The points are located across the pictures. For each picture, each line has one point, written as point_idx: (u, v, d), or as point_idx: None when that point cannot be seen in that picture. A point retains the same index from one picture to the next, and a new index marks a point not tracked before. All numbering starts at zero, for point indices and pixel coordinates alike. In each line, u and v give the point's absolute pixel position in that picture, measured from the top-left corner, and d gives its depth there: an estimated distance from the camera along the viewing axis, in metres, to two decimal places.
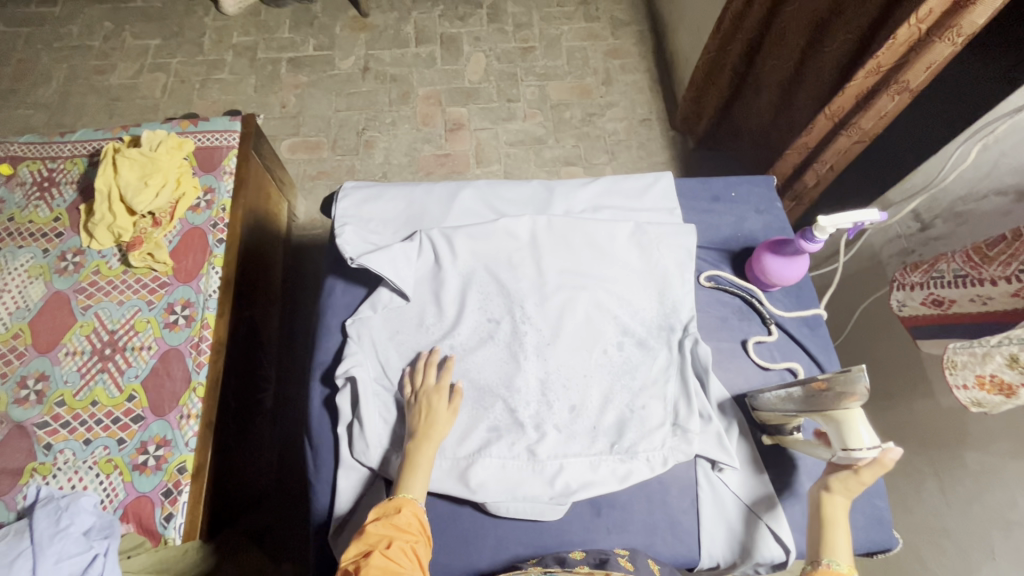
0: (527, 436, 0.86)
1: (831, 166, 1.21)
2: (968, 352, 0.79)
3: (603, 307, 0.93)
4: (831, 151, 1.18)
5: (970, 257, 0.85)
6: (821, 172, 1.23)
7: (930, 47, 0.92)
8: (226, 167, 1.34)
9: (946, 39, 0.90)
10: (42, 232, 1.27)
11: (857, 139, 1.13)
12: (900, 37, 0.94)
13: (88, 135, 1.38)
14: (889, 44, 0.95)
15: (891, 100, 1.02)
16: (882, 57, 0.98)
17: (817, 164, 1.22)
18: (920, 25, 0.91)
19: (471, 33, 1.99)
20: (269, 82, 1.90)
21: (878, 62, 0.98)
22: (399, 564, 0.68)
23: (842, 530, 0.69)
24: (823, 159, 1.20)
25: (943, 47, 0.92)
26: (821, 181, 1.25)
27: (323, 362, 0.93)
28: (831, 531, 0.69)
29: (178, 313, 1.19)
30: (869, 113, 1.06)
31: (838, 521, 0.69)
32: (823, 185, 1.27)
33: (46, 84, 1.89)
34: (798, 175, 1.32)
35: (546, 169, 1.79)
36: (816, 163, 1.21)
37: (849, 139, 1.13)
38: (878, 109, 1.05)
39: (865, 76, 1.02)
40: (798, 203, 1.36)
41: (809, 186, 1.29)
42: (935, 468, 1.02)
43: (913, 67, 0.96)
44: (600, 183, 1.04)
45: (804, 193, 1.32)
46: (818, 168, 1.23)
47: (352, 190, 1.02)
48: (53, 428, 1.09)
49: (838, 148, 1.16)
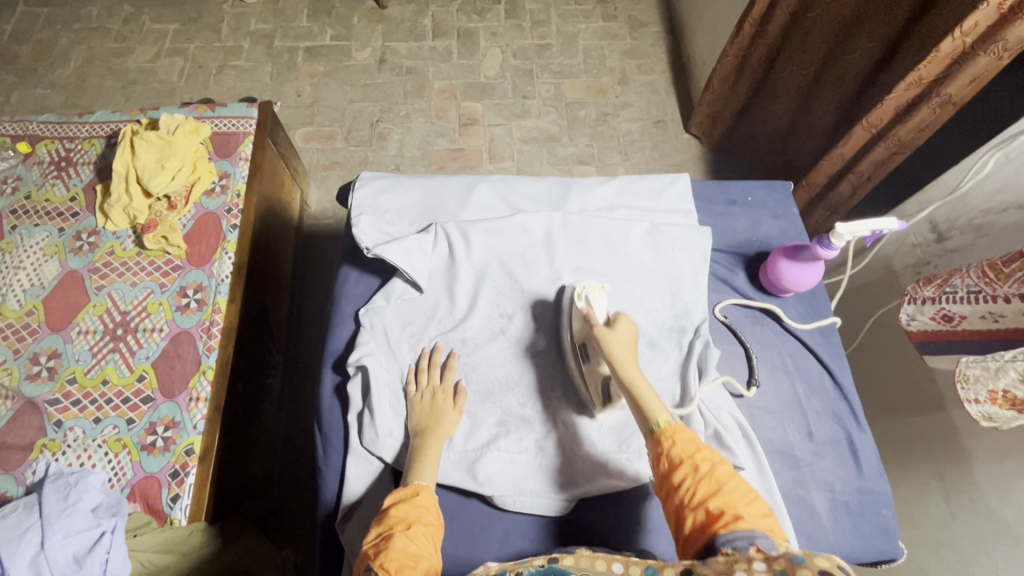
0: (535, 430, 0.86)
1: (867, 177, 1.18)
2: (982, 366, 0.79)
3: (616, 305, 0.93)
4: (868, 162, 1.15)
5: (984, 273, 0.83)
6: (857, 183, 1.20)
7: (974, 60, 0.91)
8: (243, 152, 1.34)
9: (991, 53, 0.89)
10: (58, 212, 1.28)
11: (896, 151, 1.11)
12: (944, 50, 0.93)
13: (106, 117, 1.39)
14: (931, 57, 0.94)
15: (933, 111, 1.01)
16: (924, 70, 0.97)
17: (853, 175, 1.19)
18: (964, 38, 0.90)
19: (488, 28, 1.99)
20: (286, 71, 1.91)
21: (920, 74, 0.97)
22: (418, 547, 0.66)
23: (648, 393, 0.74)
24: (860, 170, 1.18)
25: (988, 61, 0.90)
26: (857, 193, 1.22)
27: (335, 350, 0.93)
28: (642, 399, 0.73)
29: (191, 297, 1.19)
30: (911, 125, 1.04)
31: (638, 388, 0.74)
32: (858, 197, 1.24)
33: (65, 65, 1.90)
34: (830, 186, 1.29)
35: (559, 167, 1.79)
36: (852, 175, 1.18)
37: (887, 151, 1.11)
38: (919, 121, 1.03)
39: (906, 89, 1.01)
40: (832, 215, 1.32)
41: (844, 198, 1.26)
42: (943, 481, 1.02)
43: (956, 80, 0.95)
44: (617, 182, 1.04)
45: (840, 206, 1.28)
46: (855, 178, 1.20)
47: (370, 180, 1.02)
48: (64, 405, 1.10)
49: (878, 159, 1.13)
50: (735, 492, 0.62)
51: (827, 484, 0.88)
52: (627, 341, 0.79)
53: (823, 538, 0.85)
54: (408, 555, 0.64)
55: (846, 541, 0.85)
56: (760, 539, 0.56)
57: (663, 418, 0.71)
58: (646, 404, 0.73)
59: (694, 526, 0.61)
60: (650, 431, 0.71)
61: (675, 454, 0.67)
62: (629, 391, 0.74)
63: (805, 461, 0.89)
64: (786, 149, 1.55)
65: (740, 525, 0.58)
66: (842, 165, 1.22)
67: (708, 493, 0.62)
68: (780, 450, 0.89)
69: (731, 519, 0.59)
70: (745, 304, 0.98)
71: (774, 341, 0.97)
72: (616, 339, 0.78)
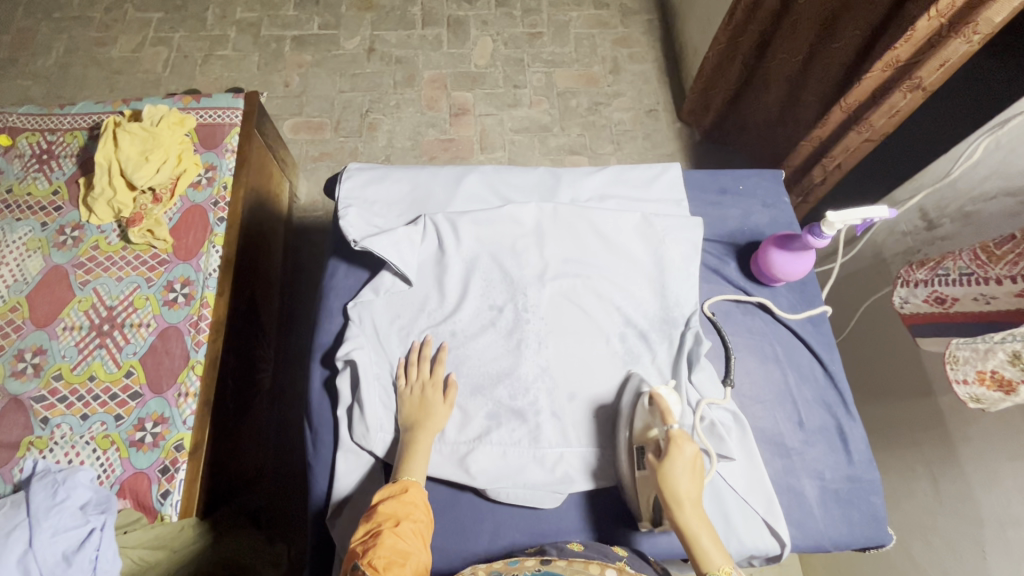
0: (526, 423, 0.86)
1: (838, 163, 1.19)
2: (971, 348, 0.78)
3: (604, 298, 0.93)
4: (841, 148, 1.16)
5: (976, 255, 0.83)
6: (829, 168, 1.21)
7: (946, 43, 0.90)
8: (229, 144, 1.32)
9: (961, 35, 0.89)
10: (40, 205, 1.26)
11: (868, 138, 1.11)
12: (918, 31, 0.92)
13: (88, 108, 1.36)
14: (908, 37, 0.94)
15: (903, 96, 1.01)
16: (900, 50, 0.96)
17: (826, 161, 1.20)
18: (940, 18, 0.89)
19: (479, 17, 1.96)
20: (273, 60, 1.87)
21: (896, 55, 0.97)
22: (407, 543, 0.66)
23: (704, 541, 0.68)
24: (833, 155, 1.18)
25: (959, 44, 0.90)
26: (828, 179, 1.24)
27: (323, 344, 0.92)
28: (696, 550, 0.67)
29: (177, 291, 1.18)
30: (880, 109, 1.04)
31: (692, 535, 0.68)
32: (830, 181, 1.25)
33: (46, 55, 1.86)
34: (805, 171, 1.31)
35: (551, 158, 1.78)
36: (824, 160, 1.19)
37: (859, 137, 1.11)
38: (889, 106, 1.03)
39: (883, 70, 1.00)
40: (804, 202, 1.35)
41: (816, 182, 1.27)
42: (930, 466, 1.02)
43: (927, 64, 0.94)
44: (607, 172, 1.03)
45: (812, 191, 1.30)
46: (827, 164, 1.21)
47: (356, 171, 1.00)
48: (50, 403, 1.09)
49: (848, 144, 1.14)
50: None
51: (817, 473, 0.89)
52: (681, 478, 0.70)
53: (812, 525, 0.86)
54: (397, 552, 0.64)
55: (834, 528, 0.86)
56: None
57: (722, 569, 0.65)
58: (701, 555, 0.67)
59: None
60: None
61: None
62: (682, 537, 0.69)
63: (795, 451, 0.90)
64: (777, 138, 1.55)
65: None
66: (820, 146, 1.23)
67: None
68: (771, 439, 0.90)
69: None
70: (736, 298, 0.96)
71: (762, 330, 0.97)
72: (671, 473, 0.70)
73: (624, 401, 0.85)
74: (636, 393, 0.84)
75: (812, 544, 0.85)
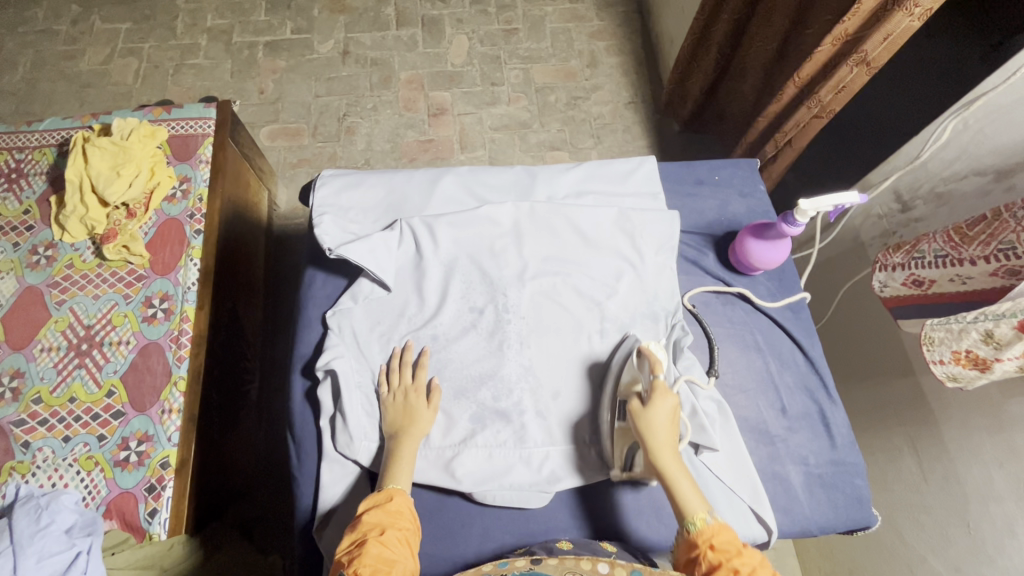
0: (513, 425, 0.86)
1: (790, 139, 1.22)
2: (945, 328, 0.79)
3: (585, 294, 0.93)
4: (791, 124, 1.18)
5: (950, 236, 0.84)
6: (780, 144, 1.24)
7: (889, 17, 0.91)
8: (202, 155, 1.30)
9: (903, 10, 0.90)
10: (11, 226, 1.23)
11: (818, 113, 1.13)
12: (865, 4, 0.93)
13: (56, 123, 1.33)
14: (855, 11, 0.95)
15: (851, 71, 1.02)
16: (848, 24, 0.97)
17: (778, 137, 1.22)
18: None
19: (454, 15, 1.95)
20: (246, 68, 1.85)
21: (845, 28, 0.98)
22: (393, 552, 0.66)
23: (683, 485, 0.71)
24: (784, 131, 1.20)
25: (901, 18, 0.91)
26: (781, 156, 1.27)
27: (303, 355, 0.91)
28: (676, 493, 0.70)
29: (156, 306, 1.16)
30: (829, 84, 1.05)
31: (673, 481, 0.71)
32: (783, 159, 1.28)
33: (12, 71, 1.82)
34: (761, 146, 1.33)
35: (531, 154, 1.77)
36: (777, 135, 1.21)
37: (810, 113, 1.13)
38: (837, 81, 1.05)
39: (831, 44, 1.02)
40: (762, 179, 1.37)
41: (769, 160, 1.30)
42: (914, 445, 1.04)
43: (872, 39, 0.95)
44: (583, 169, 1.03)
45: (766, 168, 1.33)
46: (779, 140, 1.24)
47: (330, 179, 0.99)
48: (30, 426, 1.07)
49: (799, 121, 1.16)
50: None
51: (801, 459, 0.89)
52: (661, 425, 0.73)
53: (798, 511, 0.87)
54: (382, 561, 0.64)
55: (820, 512, 0.87)
56: None
57: (700, 515, 0.68)
58: (680, 497, 0.70)
59: None
60: (686, 531, 0.68)
61: (714, 560, 0.64)
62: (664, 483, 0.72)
63: (779, 438, 0.90)
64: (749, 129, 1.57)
65: None
66: (775, 121, 1.25)
67: None
68: (755, 428, 0.90)
69: None
70: (715, 289, 0.97)
71: (742, 318, 0.97)
72: (654, 420, 0.74)
73: (614, 360, 0.86)
74: (626, 355, 0.85)
75: (799, 530, 0.86)
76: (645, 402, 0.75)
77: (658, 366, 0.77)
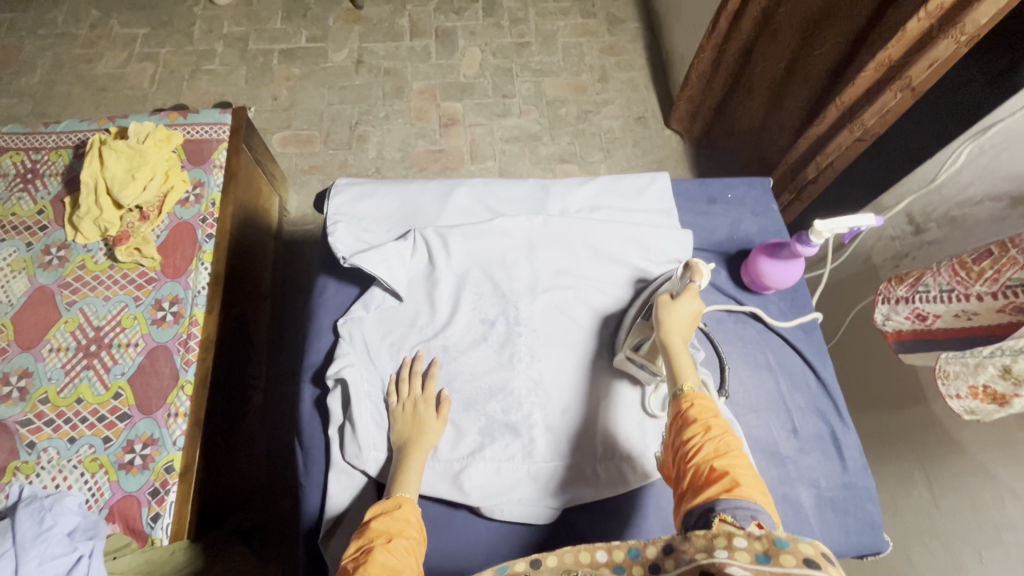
0: (522, 439, 0.85)
1: (830, 161, 1.23)
2: (961, 362, 0.78)
3: (595, 304, 0.93)
4: (834, 145, 1.19)
5: (955, 271, 0.82)
6: (822, 166, 1.25)
7: (934, 43, 0.93)
8: (216, 159, 1.31)
9: (948, 36, 0.91)
10: (25, 225, 1.24)
11: (859, 137, 1.13)
12: (909, 32, 0.95)
13: (74, 126, 1.34)
14: (899, 38, 0.97)
15: (894, 96, 1.03)
16: (891, 50, 0.99)
17: (820, 158, 1.24)
18: (928, 19, 0.92)
19: (467, 28, 1.97)
20: (261, 74, 1.87)
21: (888, 54, 1.00)
22: (399, 561, 0.63)
23: (682, 358, 0.69)
24: (825, 152, 1.22)
25: (947, 45, 0.92)
26: (822, 175, 1.27)
27: (313, 363, 0.91)
28: (674, 362, 0.69)
29: (166, 309, 1.16)
30: (873, 109, 1.07)
31: (674, 354, 0.70)
32: (823, 180, 1.28)
33: (31, 73, 1.85)
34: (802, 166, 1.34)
35: (541, 166, 1.78)
36: (819, 156, 1.22)
37: (851, 135, 1.14)
38: (881, 106, 1.06)
39: (874, 70, 1.04)
40: (797, 198, 1.38)
41: (811, 179, 1.31)
42: (926, 471, 1.03)
43: (917, 64, 0.97)
44: (596, 183, 1.03)
45: (805, 188, 1.34)
46: (820, 161, 1.25)
47: (345, 187, 1.00)
48: (36, 426, 1.07)
49: (841, 142, 1.17)
50: (740, 462, 0.58)
51: (812, 481, 0.89)
52: (683, 312, 0.73)
53: (809, 535, 0.85)
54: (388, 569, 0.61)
55: (832, 537, 0.86)
56: (760, 515, 0.53)
57: (693, 382, 0.66)
58: (677, 365, 0.69)
59: (693, 480, 0.59)
60: (674, 393, 0.67)
61: (694, 416, 0.63)
62: (666, 355, 0.71)
63: (790, 459, 0.89)
64: (761, 146, 1.57)
65: (739, 493, 0.55)
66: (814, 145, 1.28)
67: (713, 454, 0.59)
68: (766, 449, 0.90)
69: (732, 481, 0.56)
70: (727, 308, 0.96)
71: (754, 336, 0.97)
72: (676, 307, 0.74)
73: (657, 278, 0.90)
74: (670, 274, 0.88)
75: None
76: (675, 296, 0.76)
77: (700, 273, 0.77)
